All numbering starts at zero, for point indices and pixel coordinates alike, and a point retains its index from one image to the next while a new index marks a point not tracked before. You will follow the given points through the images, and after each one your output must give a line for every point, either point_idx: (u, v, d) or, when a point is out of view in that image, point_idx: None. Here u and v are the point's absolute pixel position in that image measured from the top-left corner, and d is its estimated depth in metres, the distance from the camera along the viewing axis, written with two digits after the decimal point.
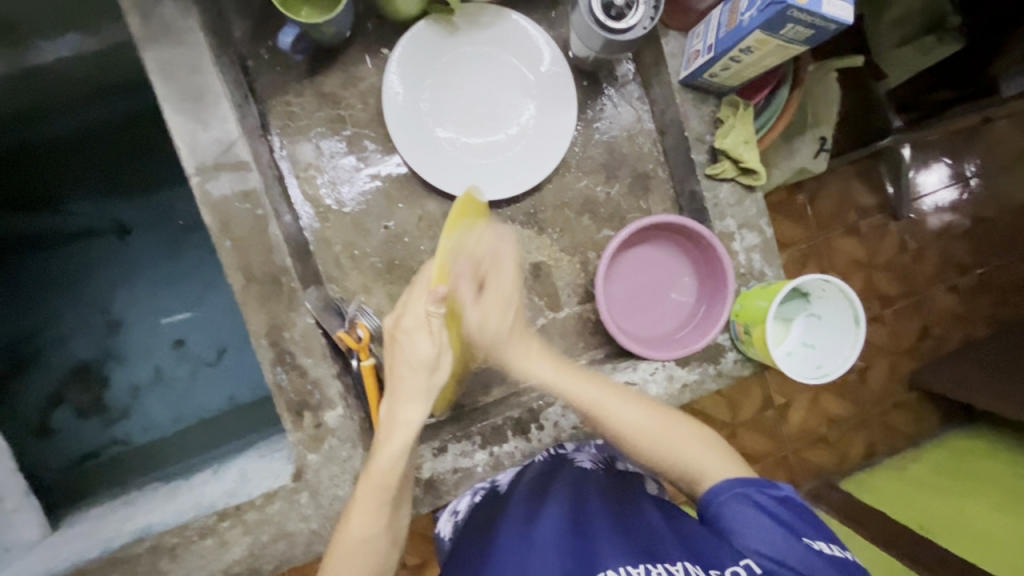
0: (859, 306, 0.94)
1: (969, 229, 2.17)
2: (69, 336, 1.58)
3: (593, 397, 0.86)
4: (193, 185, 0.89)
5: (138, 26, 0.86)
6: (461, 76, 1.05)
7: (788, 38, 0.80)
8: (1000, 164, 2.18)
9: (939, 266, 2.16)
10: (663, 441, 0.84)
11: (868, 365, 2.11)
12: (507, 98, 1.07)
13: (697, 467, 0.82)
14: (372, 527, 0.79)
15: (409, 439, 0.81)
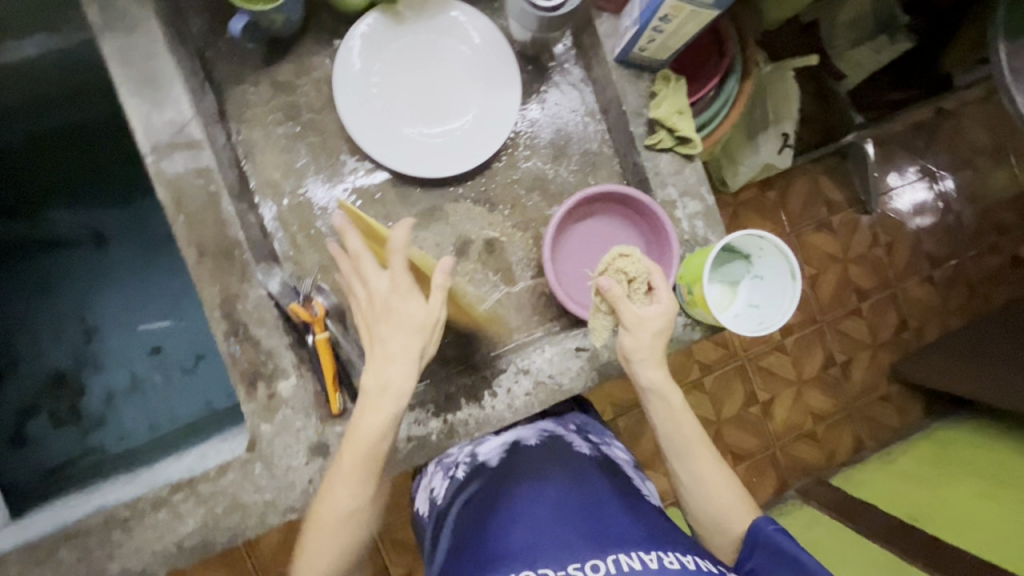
0: (794, 261, 0.97)
1: (943, 228, 2.23)
2: (47, 340, 1.62)
3: (677, 448, 0.93)
4: (148, 164, 0.93)
5: (97, 16, 0.91)
6: (408, 61, 1.11)
7: (698, 3, 0.85)
8: (964, 159, 2.24)
9: (912, 258, 2.20)
10: (717, 495, 0.91)
11: (849, 358, 2.11)
12: (454, 81, 1.12)
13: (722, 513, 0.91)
14: (356, 498, 0.82)
15: (388, 404, 0.82)
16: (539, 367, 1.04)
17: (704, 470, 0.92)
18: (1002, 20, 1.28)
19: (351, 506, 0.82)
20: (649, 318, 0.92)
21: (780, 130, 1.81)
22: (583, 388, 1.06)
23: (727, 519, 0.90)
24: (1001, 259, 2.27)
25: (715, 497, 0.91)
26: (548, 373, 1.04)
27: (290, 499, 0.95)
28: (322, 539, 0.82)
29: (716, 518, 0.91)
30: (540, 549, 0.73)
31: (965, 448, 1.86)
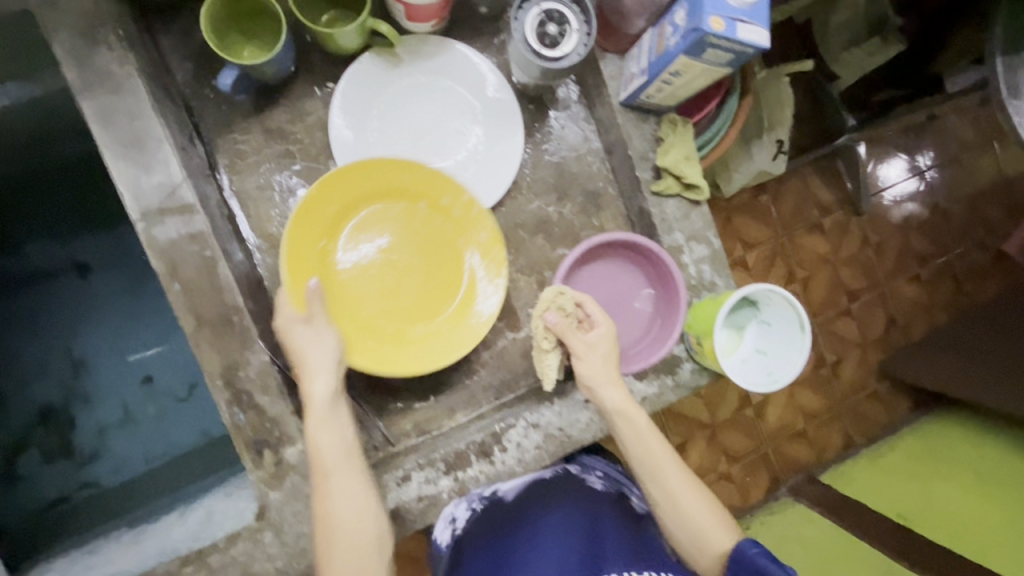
0: (803, 311, 0.97)
1: (925, 219, 2.24)
2: (33, 378, 1.57)
3: (647, 463, 0.96)
4: (139, 231, 0.89)
5: (75, 76, 0.86)
6: (405, 106, 1.06)
7: (711, 62, 0.81)
8: (951, 156, 2.26)
9: (901, 258, 2.22)
10: (690, 508, 0.94)
11: (838, 357, 2.15)
12: (453, 125, 1.08)
13: (698, 525, 0.94)
14: (349, 499, 0.88)
15: (329, 402, 0.90)
16: (549, 420, 1.04)
17: (674, 479, 0.95)
18: (1002, 32, 1.20)
19: (353, 502, 0.87)
20: (598, 342, 0.98)
21: (774, 136, 1.77)
22: (592, 438, 1.06)
23: (704, 534, 0.93)
24: (986, 256, 2.30)
25: (691, 510, 0.94)
26: (557, 426, 1.04)
27: (302, 564, 0.94)
28: (334, 537, 0.86)
29: (696, 532, 0.93)
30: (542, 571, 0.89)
31: (955, 447, 1.88)
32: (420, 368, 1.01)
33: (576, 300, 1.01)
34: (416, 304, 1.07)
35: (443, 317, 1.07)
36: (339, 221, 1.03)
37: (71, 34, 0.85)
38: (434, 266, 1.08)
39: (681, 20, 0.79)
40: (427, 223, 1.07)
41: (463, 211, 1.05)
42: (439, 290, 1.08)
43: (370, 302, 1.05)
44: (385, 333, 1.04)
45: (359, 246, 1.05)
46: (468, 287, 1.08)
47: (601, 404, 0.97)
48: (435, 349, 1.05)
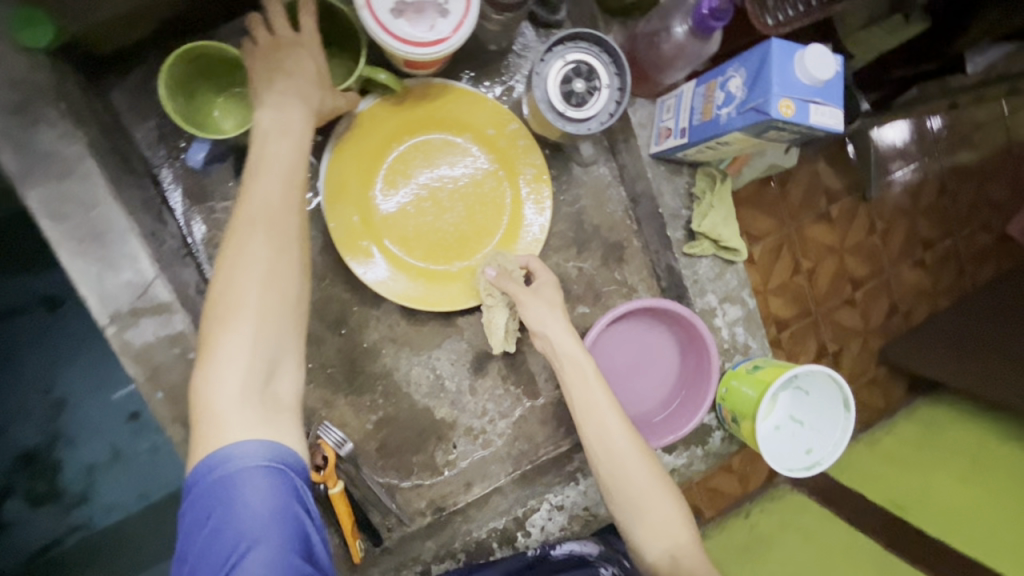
0: (849, 391, 0.91)
1: (932, 201, 1.92)
2: (8, 424, 1.47)
3: (594, 408, 0.82)
4: (109, 336, 0.77)
5: (12, 160, 0.72)
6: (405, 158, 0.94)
7: (769, 140, 0.70)
8: (963, 135, 1.95)
9: (907, 241, 1.90)
10: (630, 470, 0.80)
11: (840, 348, 1.84)
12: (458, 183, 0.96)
13: (638, 491, 0.80)
14: (278, 256, 0.66)
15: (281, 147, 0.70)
16: (573, 501, 1.01)
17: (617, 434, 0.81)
18: None
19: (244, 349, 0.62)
20: (544, 290, 0.88)
21: None
22: None
23: (643, 498, 0.80)
24: (991, 238, 2.00)
25: (634, 475, 0.80)
26: (582, 505, 1.01)
27: None
28: (217, 391, 0.61)
29: (633, 495, 0.80)
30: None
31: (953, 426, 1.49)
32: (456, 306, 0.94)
33: (524, 265, 0.92)
34: (455, 239, 0.96)
35: (479, 256, 0.97)
36: (382, 155, 0.92)
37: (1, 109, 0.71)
38: (467, 202, 0.96)
39: (739, 90, 0.68)
40: (472, 155, 0.96)
41: (509, 143, 0.95)
42: (478, 224, 0.97)
43: (408, 237, 0.94)
44: (417, 270, 0.94)
45: (399, 184, 0.94)
46: (510, 223, 0.97)
47: (582, 372, 0.83)
48: (471, 288, 0.96)
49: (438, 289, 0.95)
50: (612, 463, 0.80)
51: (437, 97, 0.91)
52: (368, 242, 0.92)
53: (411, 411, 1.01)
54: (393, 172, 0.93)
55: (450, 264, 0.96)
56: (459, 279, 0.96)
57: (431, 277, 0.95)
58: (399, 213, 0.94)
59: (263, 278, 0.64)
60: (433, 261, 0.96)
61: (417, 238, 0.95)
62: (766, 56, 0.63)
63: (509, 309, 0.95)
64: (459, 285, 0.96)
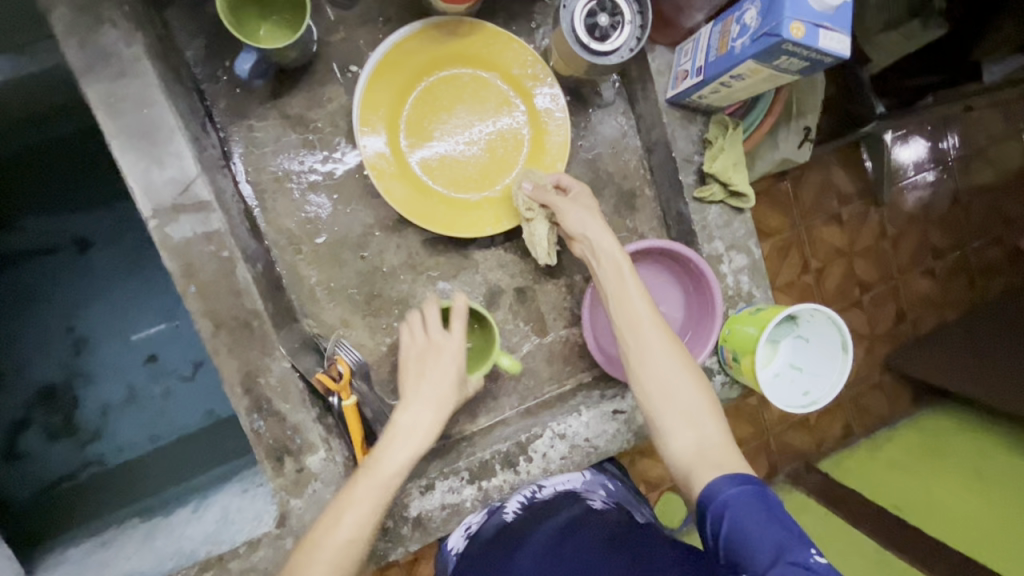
0: (848, 333, 0.93)
1: (944, 210, 1.95)
2: (33, 357, 1.53)
3: (636, 313, 0.84)
4: (151, 229, 0.83)
5: (77, 56, 0.78)
6: (432, 91, 0.99)
7: (781, 69, 0.74)
8: (974, 139, 1.97)
9: (917, 251, 1.93)
10: (665, 372, 0.81)
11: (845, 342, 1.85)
12: (481, 117, 1.01)
13: (673, 393, 0.81)
14: (361, 528, 0.78)
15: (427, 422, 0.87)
16: (576, 430, 1.01)
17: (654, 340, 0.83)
18: None
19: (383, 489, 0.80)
20: (579, 199, 0.93)
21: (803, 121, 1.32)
22: (618, 450, 1.03)
23: (675, 399, 0.80)
24: (1003, 252, 2.02)
25: (667, 377, 0.81)
26: (584, 437, 1.01)
27: None
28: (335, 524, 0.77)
29: (665, 395, 0.81)
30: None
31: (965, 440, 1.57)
32: (481, 232, 0.99)
33: (554, 182, 0.96)
34: (476, 171, 1.02)
35: (501, 187, 1.03)
36: (414, 87, 0.98)
37: (71, 9, 0.77)
38: (490, 135, 1.02)
39: (753, 19, 0.73)
40: (500, 92, 1.01)
41: (534, 83, 1.00)
42: (503, 157, 1.03)
43: (434, 168, 1.00)
44: (440, 198, 1.00)
45: (428, 119, 0.99)
46: (533, 159, 1.02)
47: (613, 268, 0.87)
48: (492, 218, 1.01)
49: (459, 217, 1.00)
50: (641, 351, 0.83)
51: (466, 34, 0.97)
52: (397, 171, 0.97)
53: None
54: (420, 103, 0.99)
55: (469, 194, 1.02)
56: (479, 208, 1.01)
57: (453, 205, 1.00)
58: (425, 142, 1.00)
59: (351, 535, 0.77)
60: (455, 190, 1.01)
61: (440, 166, 1.00)
62: None
63: (549, 223, 0.98)
64: (480, 212, 1.01)
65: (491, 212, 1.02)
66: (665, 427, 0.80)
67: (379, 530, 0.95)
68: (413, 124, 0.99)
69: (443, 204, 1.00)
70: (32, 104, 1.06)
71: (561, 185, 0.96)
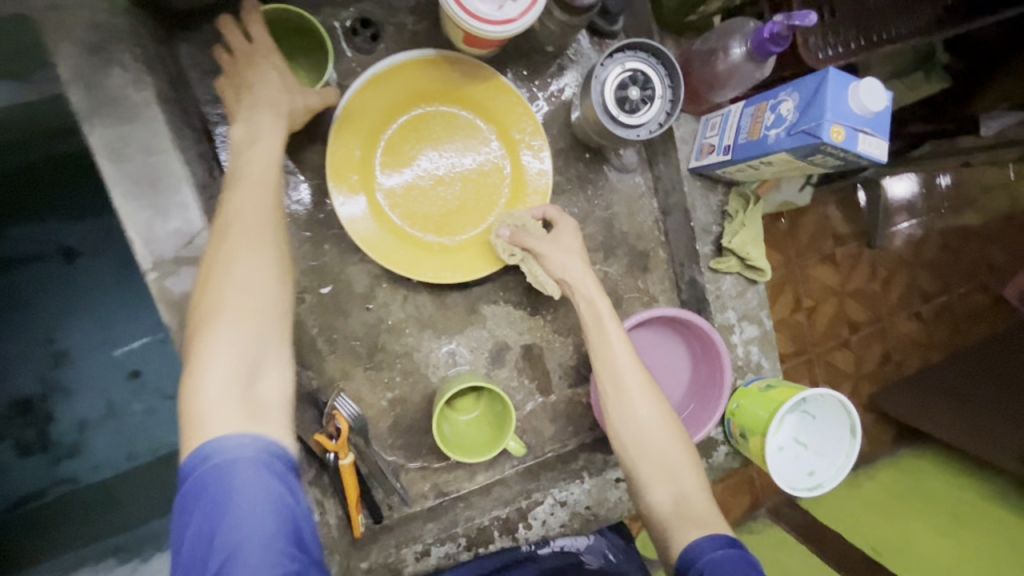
0: (858, 419, 0.94)
1: (934, 258, 1.97)
2: (8, 368, 1.46)
3: (620, 364, 0.84)
4: (150, 281, 0.78)
5: (81, 99, 0.73)
6: (423, 124, 0.96)
7: (814, 164, 0.73)
8: (967, 197, 2.00)
9: (905, 294, 1.95)
10: (652, 429, 0.83)
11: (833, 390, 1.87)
12: (463, 159, 0.98)
13: (658, 450, 0.82)
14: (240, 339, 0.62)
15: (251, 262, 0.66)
16: (577, 498, 0.99)
17: (639, 394, 0.83)
18: None
19: (253, 244, 0.67)
20: (561, 239, 0.91)
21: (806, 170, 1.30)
22: (619, 517, 1.02)
23: (660, 453, 0.82)
24: (988, 298, 2.04)
25: (650, 431, 0.83)
26: (585, 505, 1.00)
27: None
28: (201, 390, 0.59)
29: (651, 449, 0.82)
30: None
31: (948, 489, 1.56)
32: (415, 273, 0.94)
33: (540, 217, 0.94)
34: (441, 212, 0.98)
35: (454, 238, 0.98)
36: (405, 120, 0.95)
37: (79, 48, 0.73)
38: (468, 180, 0.98)
39: (790, 113, 0.71)
40: (489, 146, 0.99)
41: (527, 146, 0.98)
42: (468, 209, 0.99)
43: (392, 204, 0.95)
44: (391, 228, 0.94)
45: (409, 152, 0.96)
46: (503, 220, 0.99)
47: (599, 316, 0.86)
48: (437, 267, 0.95)
49: (408, 250, 0.95)
50: (627, 415, 0.83)
51: (479, 80, 0.94)
52: (357, 193, 0.92)
53: (425, 395, 1.02)
54: (404, 132, 0.95)
55: (428, 233, 0.97)
56: (430, 252, 0.96)
57: (408, 239, 0.96)
58: (396, 172, 0.95)
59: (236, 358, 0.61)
60: (414, 225, 0.97)
61: (406, 200, 0.96)
62: (822, 85, 0.67)
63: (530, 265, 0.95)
64: (434, 251, 0.97)
65: (447, 254, 0.97)
66: (646, 485, 0.82)
67: None
68: (391, 151, 0.95)
69: (396, 236, 0.95)
70: (25, 120, 1.01)
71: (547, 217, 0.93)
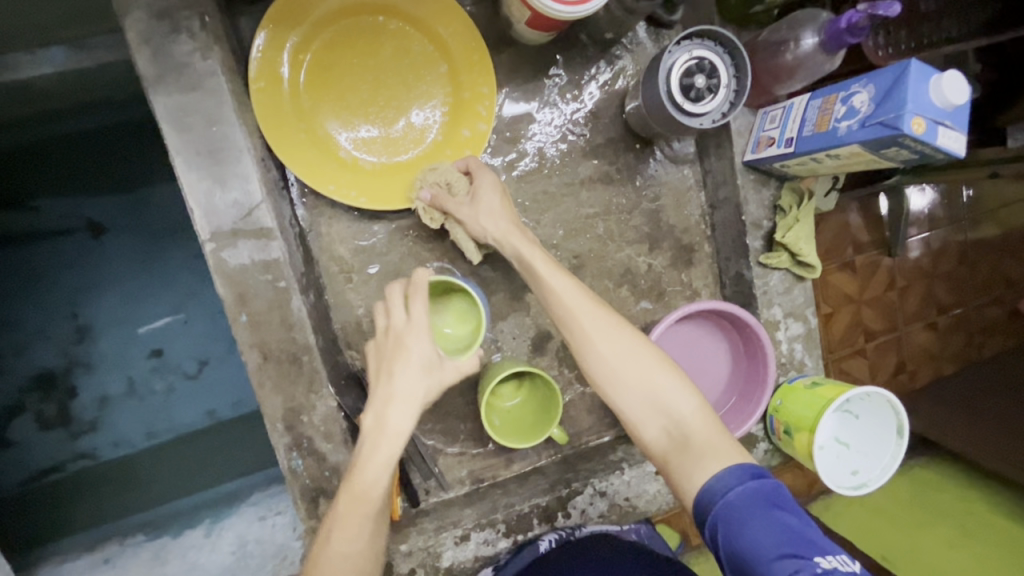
0: (904, 417, 0.93)
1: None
2: (33, 341, 1.45)
3: (569, 304, 0.78)
4: (206, 252, 0.78)
5: (147, 64, 0.73)
6: (372, 36, 0.86)
7: (886, 157, 0.73)
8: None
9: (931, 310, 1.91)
10: (624, 358, 0.76)
11: None
12: (404, 82, 0.88)
13: (641, 381, 0.75)
14: (355, 541, 0.73)
15: (396, 448, 0.75)
16: (617, 489, 0.99)
17: (595, 328, 0.77)
18: None
19: (399, 438, 0.75)
20: (481, 196, 0.84)
21: None
22: (657, 510, 1.01)
23: (640, 382, 0.75)
24: None
25: (623, 364, 0.76)
26: (624, 496, 0.99)
27: None
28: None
29: (629, 380, 0.75)
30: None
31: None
32: (320, 186, 0.84)
33: (462, 168, 0.87)
34: (365, 128, 0.88)
35: (369, 159, 0.89)
36: (354, 25, 0.84)
37: (148, 14, 0.72)
38: (403, 109, 0.89)
39: (865, 104, 0.71)
40: (436, 80, 0.89)
41: (473, 96, 0.89)
42: (396, 135, 0.90)
43: (303, 104, 0.84)
44: (306, 131, 0.84)
45: (348, 59, 0.85)
46: (426, 160, 0.90)
47: (530, 270, 0.80)
48: (343, 182, 0.86)
49: (315, 159, 0.85)
50: (590, 353, 0.77)
51: (447, 10, 0.86)
52: (275, 86, 0.82)
53: (466, 381, 1.01)
54: (346, 39, 0.85)
55: (345, 147, 0.87)
56: (337, 165, 0.86)
57: (320, 147, 0.85)
58: (328, 80, 0.85)
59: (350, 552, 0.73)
60: (333, 135, 0.87)
61: (330, 110, 0.86)
62: (903, 75, 0.66)
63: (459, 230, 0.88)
64: (345, 168, 0.87)
65: (358, 174, 0.88)
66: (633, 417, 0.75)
67: None
68: (326, 54, 0.84)
69: (307, 142, 0.84)
70: (72, 91, 1.00)
71: (468, 169, 0.86)
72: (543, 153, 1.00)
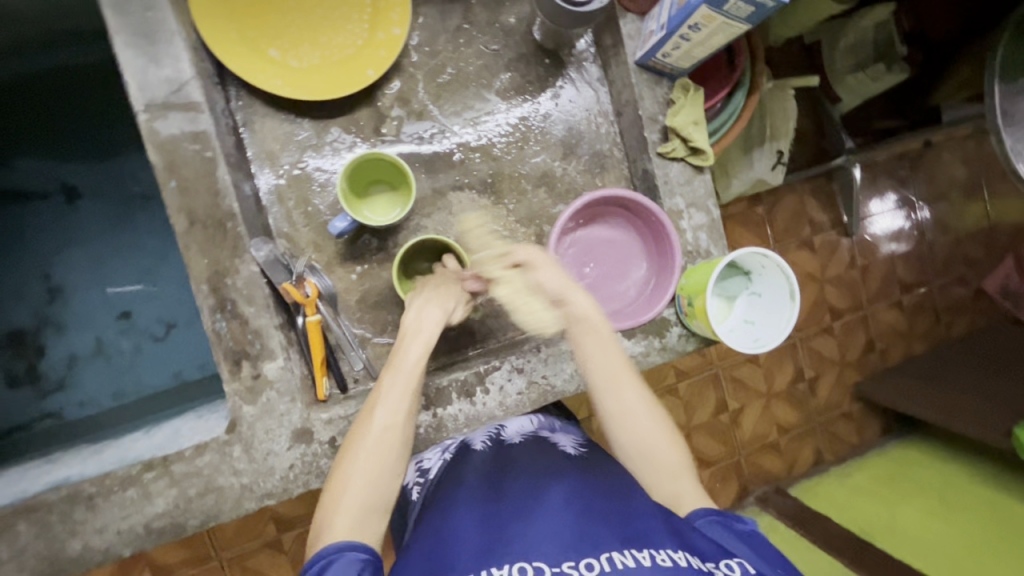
0: (795, 282, 0.97)
1: (913, 246, 1.98)
2: (4, 301, 1.48)
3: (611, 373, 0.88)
4: (141, 122, 0.89)
5: None
6: None
7: (731, 15, 0.84)
8: (942, 191, 2.00)
9: (884, 284, 1.96)
10: (645, 429, 0.87)
11: (818, 373, 1.90)
12: None
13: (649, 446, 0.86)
14: (381, 471, 0.79)
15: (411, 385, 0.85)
16: (534, 367, 1.03)
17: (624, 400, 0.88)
18: (1002, 55, 1.23)
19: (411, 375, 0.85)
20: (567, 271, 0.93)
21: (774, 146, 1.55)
22: (574, 391, 1.05)
23: (651, 451, 0.86)
24: (968, 291, 2.04)
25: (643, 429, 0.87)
26: (541, 374, 1.04)
27: (267, 485, 0.92)
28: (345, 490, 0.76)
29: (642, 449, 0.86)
30: (534, 545, 0.69)
31: (966, 488, 1.57)
32: (250, 75, 0.96)
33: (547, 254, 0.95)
34: (292, 29, 0.99)
35: (295, 58, 1.00)
36: None
37: None
38: (326, 16, 1.01)
39: None
40: None
41: (388, 5, 1.01)
42: (320, 37, 1.01)
43: (234, 3, 0.95)
44: (238, 28, 0.96)
45: None
46: (347, 62, 1.01)
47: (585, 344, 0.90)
48: (270, 73, 0.98)
49: (246, 53, 0.97)
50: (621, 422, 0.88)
51: None
52: None
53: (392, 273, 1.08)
54: None
55: (273, 45, 0.99)
56: (266, 59, 0.98)
57: (250, 41, 0.97)
58: None
59: (369, 477, 0.78)
60: (263, 34, 0.98)
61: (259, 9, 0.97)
62: None
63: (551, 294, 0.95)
64: (272, 64, 0.98)
65: (284, 68, 0.99)
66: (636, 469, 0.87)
67: (330, 446, 0.94)
68: None
69: (238, 37, 0.96)
70: None
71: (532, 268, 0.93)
72: (461, 67, 1.11)
